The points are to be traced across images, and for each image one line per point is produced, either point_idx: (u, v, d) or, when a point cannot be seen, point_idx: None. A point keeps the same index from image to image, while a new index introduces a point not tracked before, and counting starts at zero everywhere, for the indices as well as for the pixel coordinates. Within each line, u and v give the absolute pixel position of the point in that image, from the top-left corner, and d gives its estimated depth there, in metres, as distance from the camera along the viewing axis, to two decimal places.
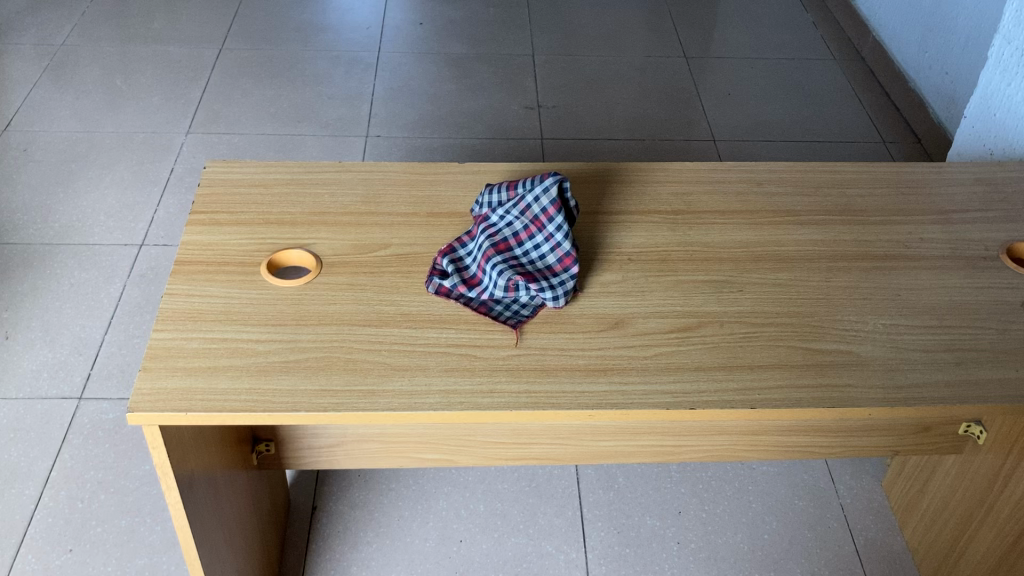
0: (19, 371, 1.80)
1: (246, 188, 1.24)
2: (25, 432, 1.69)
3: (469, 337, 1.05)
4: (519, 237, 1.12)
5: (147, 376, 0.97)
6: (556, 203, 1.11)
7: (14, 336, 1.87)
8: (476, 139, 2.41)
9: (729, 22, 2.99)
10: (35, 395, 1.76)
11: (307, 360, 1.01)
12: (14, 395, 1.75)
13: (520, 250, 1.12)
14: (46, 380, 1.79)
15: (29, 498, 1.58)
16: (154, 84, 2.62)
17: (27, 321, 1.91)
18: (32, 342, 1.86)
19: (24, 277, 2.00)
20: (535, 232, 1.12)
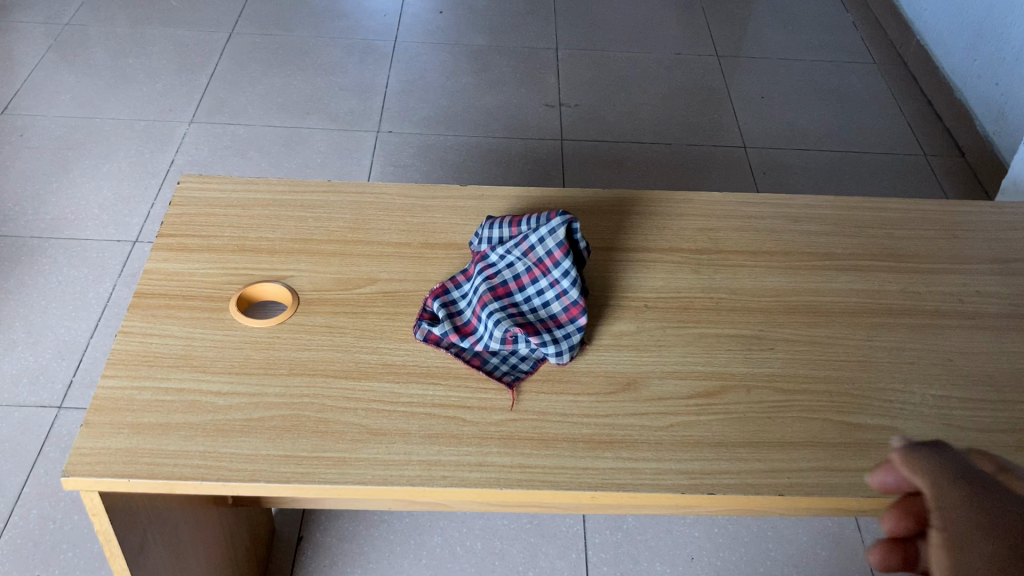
0: None
1: (222, 208, 1.12)
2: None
3: (459, 396, 0.92)
4: (520, 281, 0.99)
5: (88, 434, 0.86)
6: (562, 246, 0.97)
7: None
8: (491, 138, 2.27)
9: (765, 20, 2.83)
10: (12, 402, 1.65)
11: (272, 418, 0.89)
12: None
13: (521, 296, 0.99)
14: (25, 388, 1.67)
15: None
16: (159, 69, 2.50)
17: (11, 321, 1.79)
18: (13, 345, 1.75)
19: (10, 274, 1.89)
20: (539, 276, 0.99)
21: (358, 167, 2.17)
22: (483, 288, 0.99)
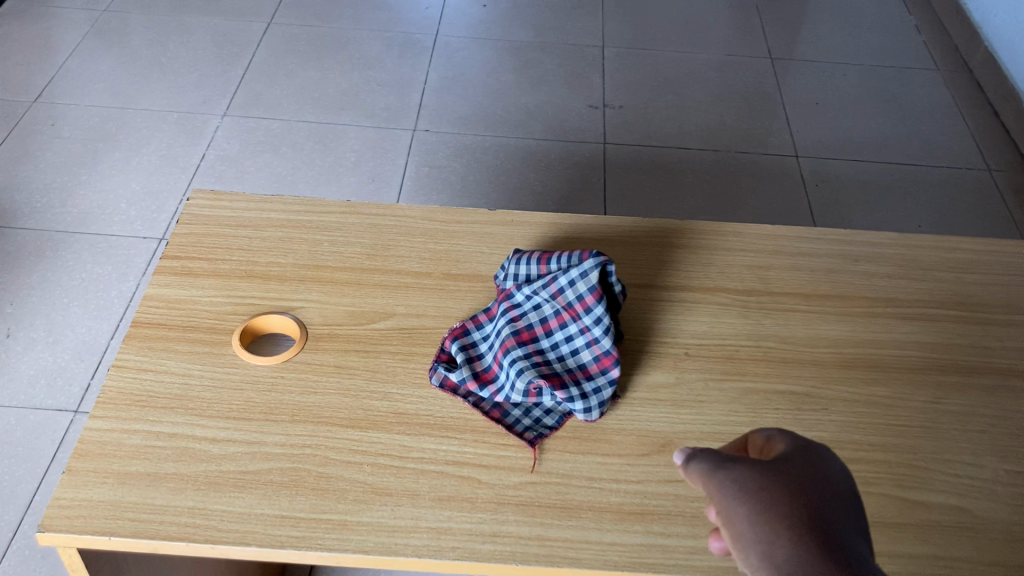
0: (14, 376, 1.55)
1: (232, 228, 1.05)
2: (11, 447, 1.45)
3: (475, 452, 0.83)
4: (547, 325, 0.91)
5: (70, 482, 0.79)
6: (595, 291, 0.88)
7: (15, 335, 1.62)
8: (534, 139, 2.15)
9: (822, 22, 2.69)
10: (29, 404, 1.51)
11: (270, 471, 0.81)
12: (6, 403, 1.51)
13: (547, 341, 0.90)
14: (41, 390, 1.53)
15: (6, 524, 1.35)
16: (195, 58, 2.34)
17: (30, 318, 1.65)
18: (32, 344, 1.60)
19: (33, 268, 1.74)
20: (569, 322, 0.90)
21: (394, 167, 2.04)
22: (506, 332, 0.90)
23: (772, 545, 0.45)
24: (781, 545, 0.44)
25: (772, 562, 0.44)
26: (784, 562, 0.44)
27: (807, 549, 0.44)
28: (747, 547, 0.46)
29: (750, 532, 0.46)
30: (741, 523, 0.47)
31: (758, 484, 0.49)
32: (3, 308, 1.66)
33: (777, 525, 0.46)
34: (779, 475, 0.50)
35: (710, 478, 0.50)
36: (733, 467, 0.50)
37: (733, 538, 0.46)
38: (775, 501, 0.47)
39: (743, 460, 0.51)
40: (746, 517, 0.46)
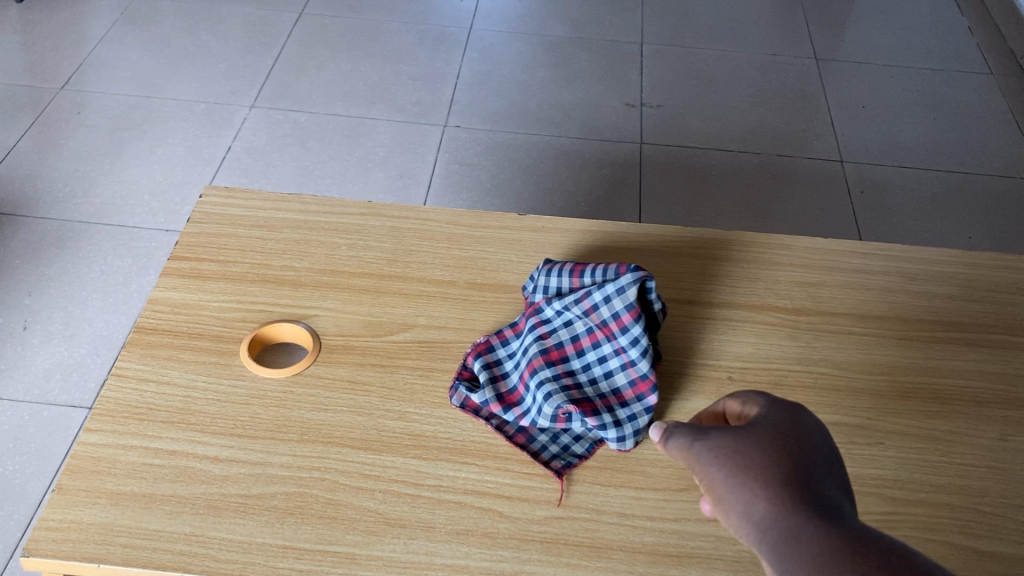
0: (29, 370, 1.48)
1: (247, 228, 0.98)
2: (24, 443, 1.38)
3: (497, 482, 0.76)
4: (579, 345, 0.84)
5: (60, 503, 0.73)
6: (632, 309, 0.81)
7: (32, 328, 1.54)
8: (566, 137, 2.07)
9: (870, 21, 2.58)
10: (43, 399, 1.44)
11: (274, 497, 0.74)
12: (19, 396, 1.44)
13: (577, 361, 0.84)
14: (56, 384, 1.46)
15: (17, 524, 1.28)
16: (225, 48, 2.28)
17: (48, 311, 1.57)
18: (49, 338, 1.53)
19: (54, 259, 1.67)
20: (602, 342, 0.83)
21: (422, 164, 1.97)
22: (534, 350, 0.84)
23: (751, 505, 0.49)
24: (758, 501, 0.49)
25: (751, 518, 0.49)
26: (762, 517, 0.48)
27: (782, 504, 0.48)
28: (730, 507, 0.51)
29: (729, 495, 0.51)
30: (722, 489, 0.52)
31: (735, 448, 0.54)
32: (22, 299, 1.59)
33: (751, 482, 0.51)
34: (756, 437, 0.55)
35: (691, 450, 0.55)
36: (712, 438, 0.55)
37: (717, 502, 0.51)
38: (753, 462, 0.52)
39: (720, 431, 0.56)
40: (726, 483, 0.51)
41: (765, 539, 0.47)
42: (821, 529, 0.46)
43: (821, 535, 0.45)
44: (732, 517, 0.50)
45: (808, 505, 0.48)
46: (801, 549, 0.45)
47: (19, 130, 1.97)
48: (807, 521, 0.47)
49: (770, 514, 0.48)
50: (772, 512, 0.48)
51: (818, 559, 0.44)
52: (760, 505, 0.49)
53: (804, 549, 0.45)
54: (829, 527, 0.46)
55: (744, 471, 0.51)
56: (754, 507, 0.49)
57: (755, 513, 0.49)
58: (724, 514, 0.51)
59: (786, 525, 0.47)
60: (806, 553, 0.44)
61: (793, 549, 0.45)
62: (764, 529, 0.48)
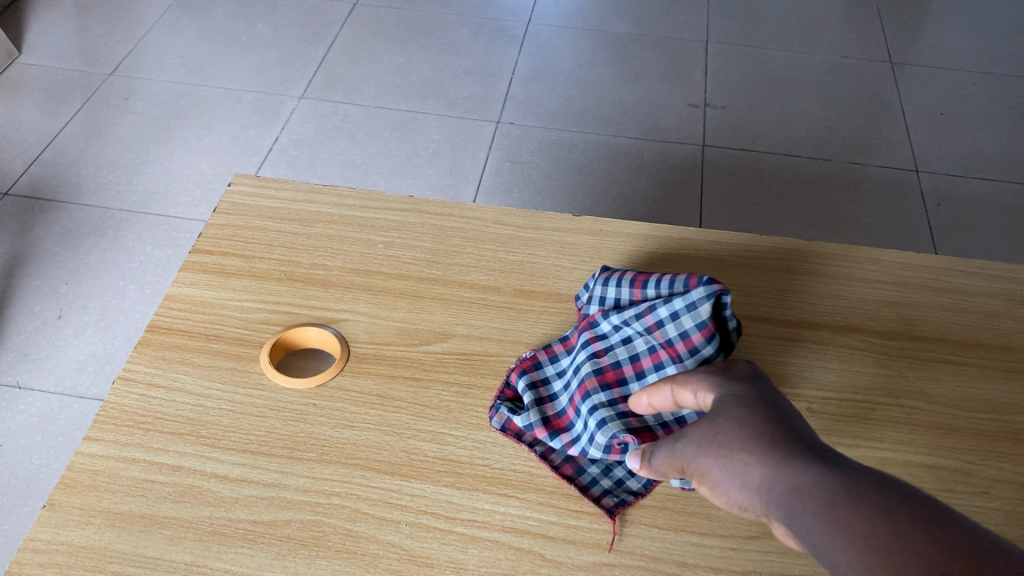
0: (61, 361, 1.41)
1: (277, 222, 0.90)
2: (51, 436, 1.31)
3: (539, 520, 0.67)
4: (637, 366, 0.74)
5: (50, 521, 0.65)
6: (704, 328, 0.70)
7: (67, 317, 1.48)
8: (624, 137, 1.97)
9: (951, 23, 2.43)
10: (72, 392, 1.37)
11: (287, 525, 0.66)
12: (49, 388, 1.37)
13: (637, 383, 0.74)
14: (88, 377, 1.40)
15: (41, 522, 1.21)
16: (278, 37, 2.22)
17: (84, 300, 1.51)
18: (83, 328, 1.47)
19: (93, 248, 1.61)
20: (665, 364, 0.73)
21: (473, 161, 1.89)
22: (587, 369, 0.74)
23: (744, 475, 0.49)
24: (751, 467, 0.49)
25: (750, 486, 0.48)
26: (760, 483, 0.48)
27: (770, 461, 0.48)
28: (728, 483, 0.50)
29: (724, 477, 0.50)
30: (716, 473, 0.51)
31: (715, 425, 0.53)
32: (57, 287, 1.54)
33: (740, 451, 0.50)
34: (730, 408, 0.54)
35: (674, 452, 0.55)
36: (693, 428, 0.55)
37: (717, 488, 0.51)
38: (730, 434, 0.51)
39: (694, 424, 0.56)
40: (718, 467, 0.51)
41: (770, 503, 0.47)
42: (817, 477, 0.45)
43: (816, 479, 0.45)
44: (733, 493, 0.50)
45: (791, 454, 0.48)
46: (804, 503, 0.44)
47: (67, 115, 1.92)
48: (795, 469, 0.47)
49: (768, 477, 0.48)
50: (768, 474, 0.48)
51: (826, 506, 0.44)
52: (752, 472, 0.49)
53: (808, 502, 0.44)
54: (825, 470, 0.46)
55: (731, 445, 0.51)
56: (750, 475, 0.48)
57: (753, 480, 0.48)
58: (724, 493, 0.50)
59: (784, 482, 0.47)
60: (813, 506, 0.44)
61: (796, 503, 0.45)
62: (765, 489, 0.48)
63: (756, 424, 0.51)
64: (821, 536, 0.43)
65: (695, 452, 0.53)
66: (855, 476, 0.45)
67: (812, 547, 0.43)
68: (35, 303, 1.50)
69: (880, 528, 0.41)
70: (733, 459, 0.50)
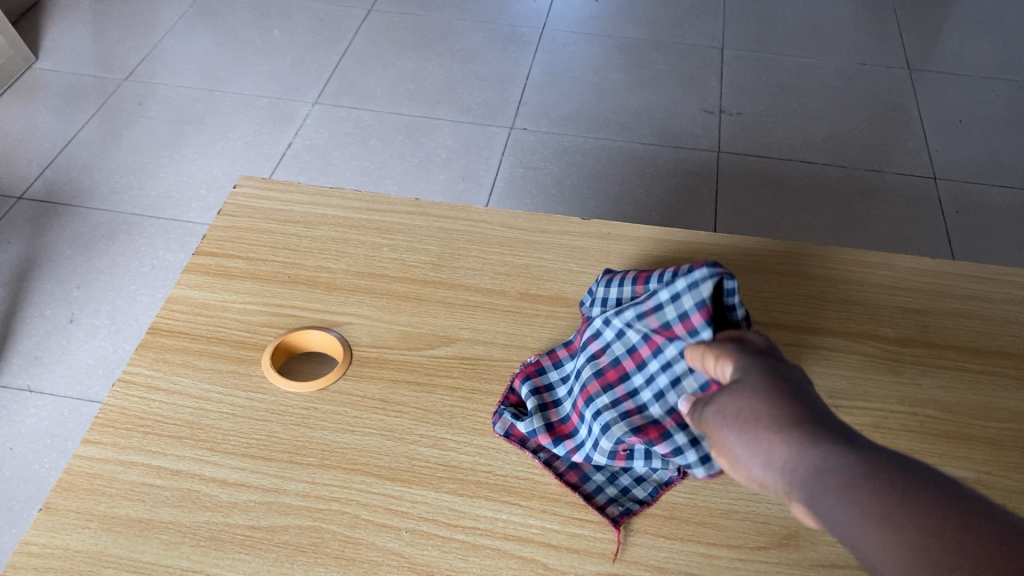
0: (71, 365, 1.41)
1: (281, 224, 0.89)
2: (61, 441, 1.31)
3: (542, 528, 0.66)
4: (638, 355, 0.72)
5: (46, 524, 0.65)
6: (704, 307, 0.67)
7: (78, 320, 1.48)
8: (638, 144, 1.95)
9: (970, 29, 2.40)
10: (83, 396, 1.37)
11: (286, 531, 0.64)
12: (60, 392, 1.37)
13: (639, 376, 0.71)
14: (98, 381, 1.39)
15: None
16: (293, 43, 2.22)
17: (95, 304, 1.51)
18: (94, 332, 1.46)
19: (105, 252, 1.61)
20: (664, 346, 0.70)
21: (486, 167, 1.88)
22: (589, 372, 0.73)
23: (768, 453, 0.50)
24: (776, 446, 0.50)
25: (774, 465, 0.49)
26: (785, 463, 0.49)
27: (796, 442, 0.49)
28: (751, 460, 0.51)
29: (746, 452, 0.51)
30: (739, 447, 0.52)
31: (740, 401, 0.53)
32: (69, 291, 1.53)
33: (765, 430, 0.51)
34: (755, 385, 0.54)
35: (701, 421, 0.55)
36: (717, 399, 0.55)
37: (738, 461, 0.51)
38: (757, 410, 0.52)
39: (716, 393, 0.56)
40: (740, 441, 0.51)
41: (796, 484, 0.47)
42: (840, 459, 0.46)
43: (844, 463, 0.46)
44: (755, 469, 0.50)
45: (818, 436, 0.49)
46: (832, 487, 0.45)
47: (82, 119, 1.93)
48: (822, 451, 0.47)
49: (794, 457, 0.48)
50: (794, 454, 0.48)
51: (853, 492, 0.44)
52: (778, 451, 0.49)
53: (837, 487, 0.45)
54: (854, 454, 0.46)
55: (756, 422, 0.51)
56: (775, 454, 0.49)
57: (778, 458, 0.49)
58: (746, 469, 0.51)
59: (810, 463, 0.47)
60: (842, 494, 0.45)
61: (820, 486, 0.46)
62: (788, 468, 0.48)
63: (783, 403, 0.52)
64: (851, 524, 0.44)
65: (719, 425, 0.53)
66: (883, 462, 0.45)
67: (844, 536, 0.44)
68: (47, 307, 1.50)
69: (921, 528, 0.41)
70: (758, 437, 0.51)
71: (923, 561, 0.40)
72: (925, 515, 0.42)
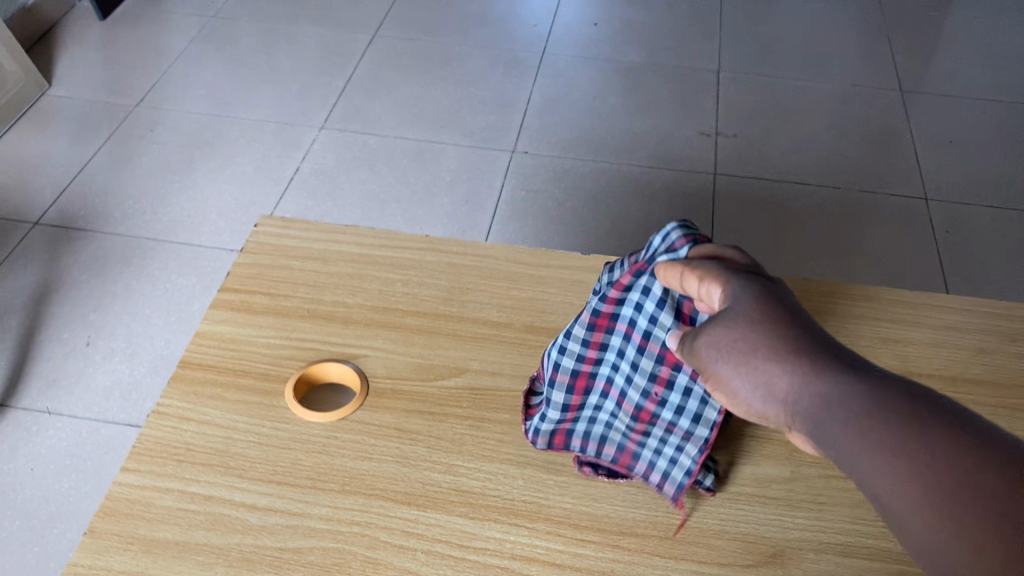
0: (89, 387, 1.46)
1: (300, 261, 0.95)
2: (81, 461, 1.36)
3: (548, 548, 0.71)
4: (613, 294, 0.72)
5: (90, 546, 0.70)
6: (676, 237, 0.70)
7: (94, 343, 1.53)
8: (636, 166, 2.01)
9: (961, 51, 2.46)
10: (101, 417, 1.42)
11: (311, 552, 0.70)
12: (79, 414, 1.42)
13: (627, 309, 0.72)
14: (115, 403, 1.44)
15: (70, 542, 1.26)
16: (300, 68, 2.28)
17: (110, 327, 1.57)
18: (110, 354, 1.52)
19: (120, 276, 1.67)
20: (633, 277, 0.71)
21: (489, 190, 1.93)
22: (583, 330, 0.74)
23: (770, 383, 0.48)
24: (781, 376, 0.47)
25: (780, 395, 0.47)
26: (793, 395, 0.47)
27: (801, 371, 0.47)
28: (755, 390, 0.49)
29: (747, 381, 0.49)
30: (738, 376, 0.50)
31: (735, 327, 0.51)
32: (85, 314, 1.59)
33: (767, 359, 0.48)
34: (748, 308, 0.52)
35: (694, 350, 0.53)
36: (710, 325, 0.53)
37: (741, 389, 0.50)
38: (754, 336, 0.50)
39: (707, 319, 0.54)
40: (739, 371, 0.49)
41: (806, 415, 0.46)
42: (852, 389, 0.44)
43: (854, 393, 0.44)
44: (760, 399, 0.49)
45: (822, 364, 0.47)
46: (840, 418, 0.43)
47: (95, 144, 1.99)
48: (830, 381, 0.45)
49: (797, 389, 0.47)
50: (799, 387, 0.46)
51: (868, 423, 0.42)
52: (783, 381, 0.47)
53: (846, 419, 0.43)
54: (865, 383, 0.44)
55: (754, 351, 0.49)
56: (781, 384, 0.47)
57: (784, 389, 0.47)
58: (749, 399, 0.49)
59: (817, 394, 0.45)
60: (856, 426, 0.42)
61: (832, 419, 0.44)
62: (796, 398, 0.47)
63: (781, 328, 0.50)
64: (864, 454, 0.42)
65: (714, 356, 0.51)
66: (891, 388, 0.43)
67: (855, 468, 0.42)
68: (64, 330, 1.56)
69: (935, 457, 0.39)
70: (758, 367, 0.49)
71: (942, 493, 0.38)
72: (938, 437, 0.40)
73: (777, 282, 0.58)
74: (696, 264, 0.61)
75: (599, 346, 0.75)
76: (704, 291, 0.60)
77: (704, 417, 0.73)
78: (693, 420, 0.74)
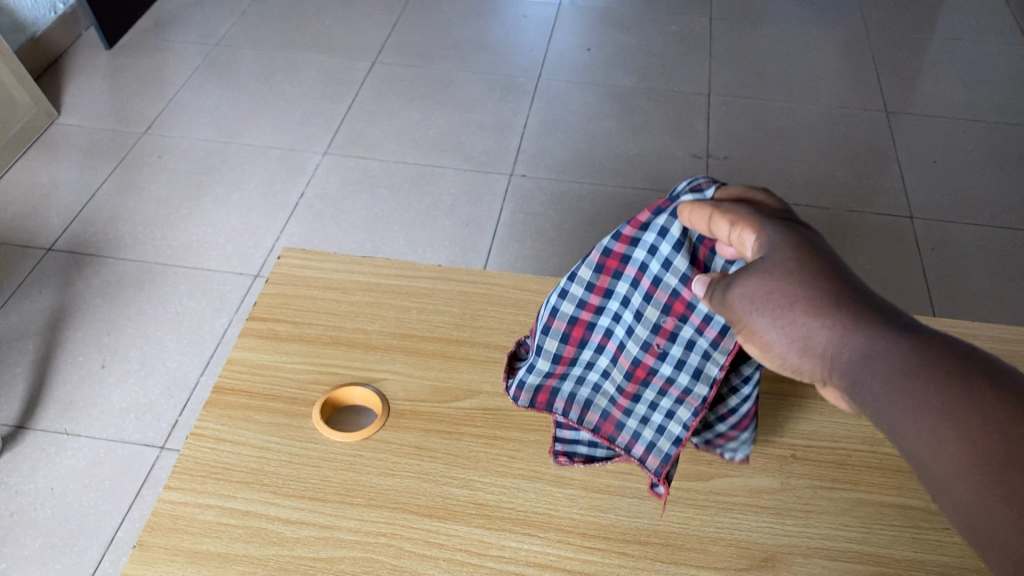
0: (105, 408, 1.52)
1: (321, 291, 1.02)
2: (99, 479, 1.41)
3: (559, 555, 0.78)
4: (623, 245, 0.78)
5: (139, 558, 0.76)
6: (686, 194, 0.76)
7: (109, 365, 1.59)
8: (630, 189, 2.09)
9: (943, 72, 2.55)
10: (117, 437, 1.47)
11: (341, 561, 0.76)
12: (96, 434, 1.48)
13: (639, 252, 0.78)
14: (131, 422, 1.50)
15: (89, 559, 1.31)
16: (302, 95, 2.36)
17: (124, 349, 1.62)
18: (124, 375, 1.57)
19: (132, 300, 1.73)
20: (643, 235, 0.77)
21: (488, 213, 2.00)
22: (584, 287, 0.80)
23: (806, 338, 0.51)
24: (816, 330, 0.51)
25: (816, 348, 0.51)
26: (829, 347, 0.50)
27: (836, 326, 0.50)
28: (792, 342, 0.52)
29: (785, 334, 0.53)
30: (775, 329, 0.53)
31: (773, 283, 0.54)
32: (100, 338, 1.65)
33: (804, 313, 0.52)
34: (785, 267, 0.55)
35: (728, 303, 0.57)
36: (746, 280, 0.56)
37: (776, 342, 0.53)
38: (791, 293, 0.53)
39: (743, 273, 0.57)
40: (776, 325, 0.53)
41: (841, 368, 0.49)
42: (888, 344, 0.47)
43: (891, 347, 0.47)
44: (796, 351, 0.52)
45: (857, 319, 0.50)
46: (878, 371, 0.47)
47: (105, 171, 2.06)
48: (864, 336, 0.49)
49: (836, 342, 0.50)
50: (835, 339, 0.50)
51: (900, 376, 0.46)
52: (819, 335, 0.51)
53: (883, 373, 0.46)
54: (902, 338, 0.47)
55: (792, 305, 0.53)
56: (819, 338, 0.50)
57: (822, 343, 0.50)
58: (784, 351, 0.53)
59: (854, 348, 0.49)
60: (891, 381, 0.46)
61: (867, 372, 0.47)
62: (831, 352, 0.50)
63: (817, 284, 0.53)
64: (897, 409, 0.45)
65: (750, 308, 0.55)
66: (927, 344, 0.47)
67: (889, 419, 0.46)
68: (80, 353, 1.61)
69: (967, 412, 0.43)
70: (797, 321, 0.52)
71: (970, 446, 0.42)
72: (972, 392, 0.43)
73: (810, 234, 0.61)
74: (727, 210, 0.67)
75: (603, 292, 0.80)
76: (736, 236, 0.66)
77: (702, 373, 0.78)
78: (693, 377, 0.79)
